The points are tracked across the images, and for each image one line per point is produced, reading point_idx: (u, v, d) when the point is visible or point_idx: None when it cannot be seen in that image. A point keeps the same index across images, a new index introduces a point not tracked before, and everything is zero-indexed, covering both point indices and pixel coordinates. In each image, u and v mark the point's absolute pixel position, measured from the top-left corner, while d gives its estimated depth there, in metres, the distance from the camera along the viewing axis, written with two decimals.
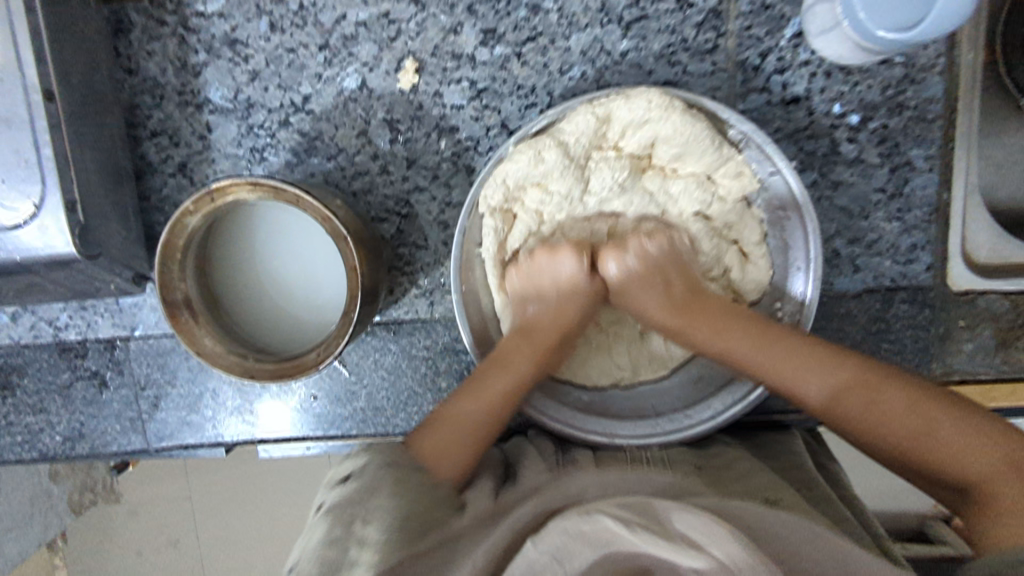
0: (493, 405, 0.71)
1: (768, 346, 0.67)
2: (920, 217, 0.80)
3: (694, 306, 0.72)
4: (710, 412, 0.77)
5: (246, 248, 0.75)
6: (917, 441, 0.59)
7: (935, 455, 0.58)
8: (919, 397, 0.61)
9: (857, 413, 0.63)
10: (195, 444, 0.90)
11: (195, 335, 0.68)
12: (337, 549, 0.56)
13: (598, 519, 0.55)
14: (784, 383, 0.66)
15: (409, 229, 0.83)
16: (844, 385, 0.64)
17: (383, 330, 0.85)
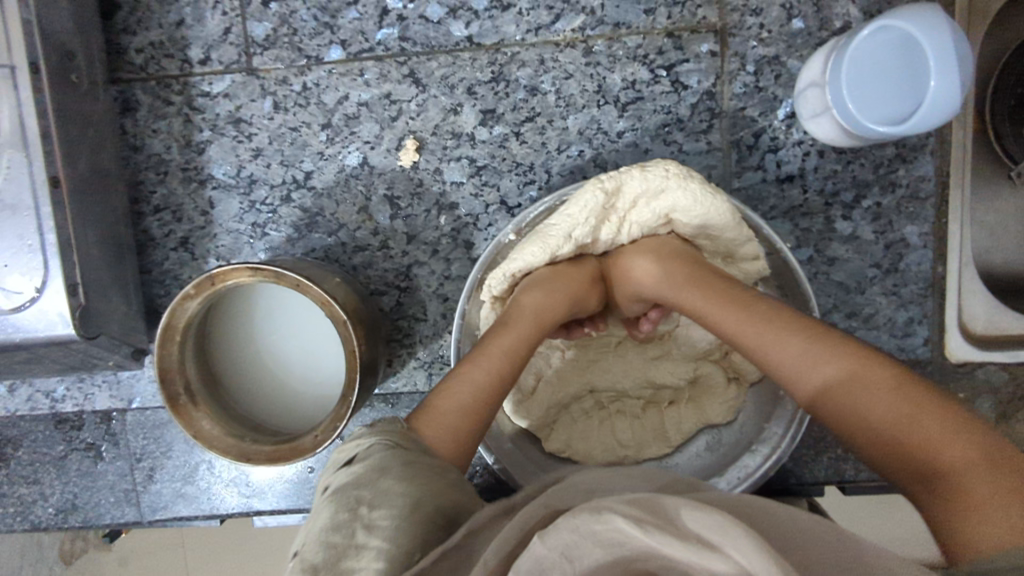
0: (507, 368, 0.67)
1: (792, 344, 0.58)
2: (916, 292, 0.80)
3: (720, 293, 0.65)
4: (713, 493, 0.76)
5: (246, 326, 0.76)
6: (888, 439, 0.51)
7: (913, 441, 0.49)
8: (887, 376, 0.53)
9: (858, 405, 0.53)
10: (191, 516, 0.89)
11: (194, 418, 0.68)
12: (342, 533, 0.46)
13: (612, 518, 0.39)
14: (765, 349, 0.59)
15: (408, 302, 0.83)
16: (824, 360, 0.55)
17: (381, 403, 0.85)
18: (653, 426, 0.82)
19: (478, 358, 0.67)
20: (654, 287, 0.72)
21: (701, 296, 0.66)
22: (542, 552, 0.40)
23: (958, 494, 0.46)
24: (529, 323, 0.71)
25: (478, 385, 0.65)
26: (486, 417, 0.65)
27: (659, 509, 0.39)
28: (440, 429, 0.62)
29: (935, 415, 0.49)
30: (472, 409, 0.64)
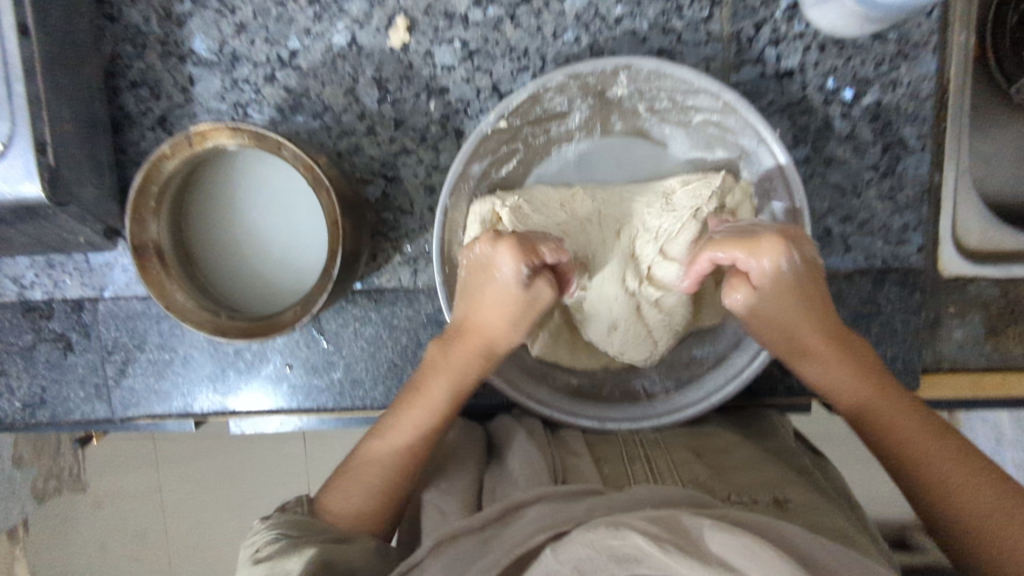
0: (425, 429, 0.68)
1: (841, 369, 0.64)
2: (912, 197, 0.79)
3: (829, 320, 0.65)
4: (700, 394, 0.75)
5: (223, 202, 0.72)
6: (970, 509, 0.54)
7: (964, 488, 0.55)
8: (940, 457, 0.57)
9: (903, 433, 0.60)
10: (164, 413, 0.86)
11: (167, 288, 0.66)
12: None
13: (630, 535, 0.41)
14: (829, 377, 0.64)
15: (394, 192, 0.80)
16: (877, 402, 0.62)
17: (363, 299, 0.83)
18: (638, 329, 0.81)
19: (388, 428, 0.69)
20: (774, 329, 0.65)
21: (831, 341, 0.64)
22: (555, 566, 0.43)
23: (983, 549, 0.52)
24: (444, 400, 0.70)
25: (400, 447, 0.68)
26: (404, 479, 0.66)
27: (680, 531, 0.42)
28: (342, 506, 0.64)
29: (1012, 516, 0.52)
30: (398, 465, 0.67)
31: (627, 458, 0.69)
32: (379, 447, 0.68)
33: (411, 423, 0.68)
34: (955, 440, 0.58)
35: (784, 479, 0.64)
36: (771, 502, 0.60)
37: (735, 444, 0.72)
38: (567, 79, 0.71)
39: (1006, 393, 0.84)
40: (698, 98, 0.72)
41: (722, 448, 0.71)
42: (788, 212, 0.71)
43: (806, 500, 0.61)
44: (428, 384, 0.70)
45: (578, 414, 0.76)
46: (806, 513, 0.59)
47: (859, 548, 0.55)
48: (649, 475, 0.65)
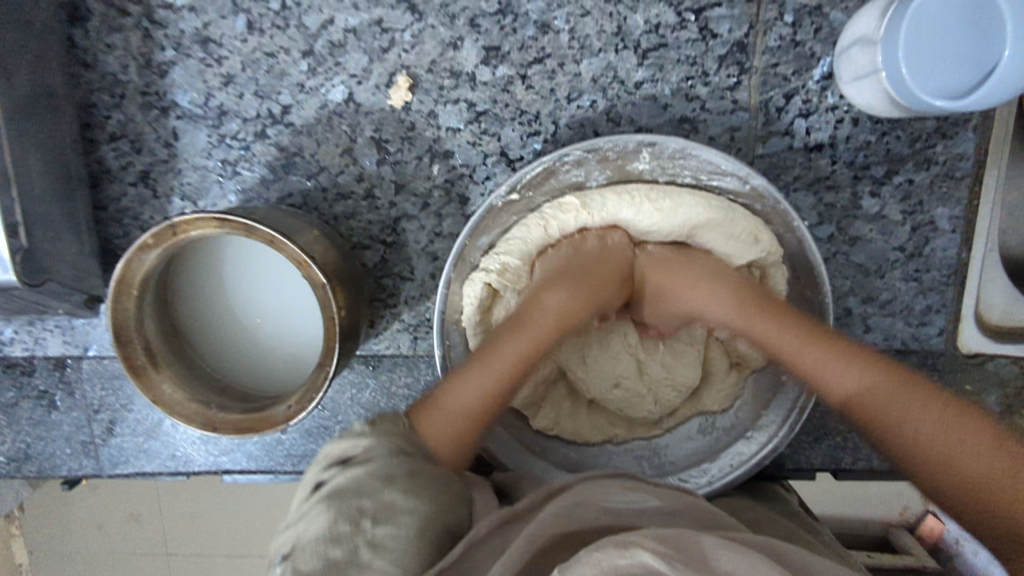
0: (494, 394, 0.61)
1: (810, 343, 0.58)
2: (939, 278, 0.75)
3: (745, 297, 0.64)
4: (704, 478, 0.72)
5: (213, 277, 0.68)
6: (976, 445, 0.48)
7: (977, 459, 0.48)
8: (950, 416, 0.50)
9: (889, 410, 0.53)
10: (154, 472, 0.84)
11: (154, 382, 0.62)
12: (343, 546, 0.44)
13: (638, 553, 0.37)
14: (810, 369, 0.58)
15: (394, 258, 0.76)
16: (850, 359, 0.56)
17: (361, 365, 0.79)
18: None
19: (495, 348, 0.63)
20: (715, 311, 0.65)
21: (766, 321, 0.61)
22: None
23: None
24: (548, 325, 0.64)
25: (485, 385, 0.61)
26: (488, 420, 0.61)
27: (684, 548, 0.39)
28: (434, 425, 0.58)
29: (1017, 459, 0.47)
30: (473, 414, 0.61)
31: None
32: (466, 381, 0.61)
33: (513, 354, 0.63)
34: (931, 390, 0.53)
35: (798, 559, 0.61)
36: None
37: (748, 507, 0.69)
38: (585, 153, 0.66)
39: None
40: (722, 180, 0.68)
41: (733, 512, 0.68)
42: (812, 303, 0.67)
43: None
44: (524, 325, 0.64)
45: None
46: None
47: None
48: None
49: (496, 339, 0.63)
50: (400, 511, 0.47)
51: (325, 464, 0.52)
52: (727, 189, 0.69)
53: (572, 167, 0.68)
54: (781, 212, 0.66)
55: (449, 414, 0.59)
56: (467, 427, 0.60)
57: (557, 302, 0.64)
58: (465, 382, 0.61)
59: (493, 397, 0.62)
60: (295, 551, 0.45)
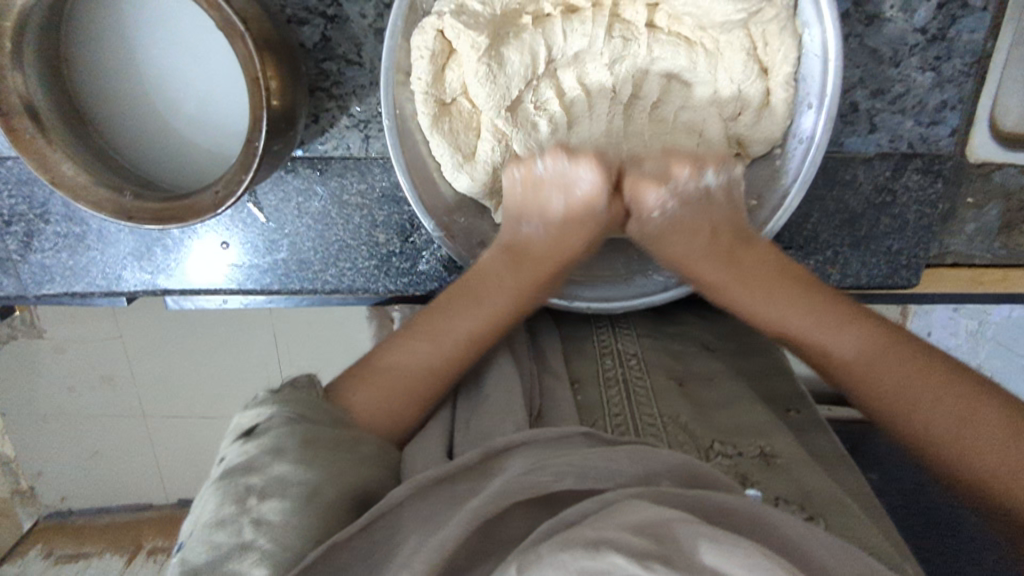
0: (448, 352, 0.58)
1: (830, 326, 0.54)
2: (959, 68, 0.66)
3: (787, 275, 0.57)
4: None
5: (117, 42, 0.57)
6: (955, 441, 0.46)
7: (969, 446, 0.46)
8: (954, 397, 0.48)
9: (883, 386, 0.50)
10: (84, 291, 0.76)
11: (49, 158, 0.52)
12: (227, 530, 0.39)
13: (610, 555, 0.30)
14: (810, 343, 0.55)
15: (337, 35, 0.64)
16: (861, 342, 0.52)
17: (306, 168, 0.70)
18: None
19: (436, 335, 0.58)
20: (688, 249, 0.59)
21: (764, 292, 0.57)
22: None
23: (1002, 498, 0.44)
24: (508, 301, 0.60)
25: (428, 365, 0.57)
26: (450, 372, 0.58)
27: (672, 540, 0.32)
28: (360, 397, 0.54)
29: (984, 424, 0.46)
30: (416, 391, 0.56)
31: (603, 381, 0.61)
32: (410, 348, 0.58)
33: (451, 329, 0.59)
34: (939, 372, 0.49)
35: (774, 422, 0.57)
36: (757, 455, 0.53)
37: (721, 374, 0.64)
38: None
39: (1004, 288, 0.79)
40: None
41: (706, 376, 0.63)
42: (819, 77, 0.57)
43: (796, 451, 0.54)
44: (469, 288, 0.61)
45: None
46: (792, 470, 0.52)
47: (850, 527, 0.47)
48: (626, 404, 0.58)
49: (438, 305, 0.61)
50: (294, 488, 0.42)
51: (231, 439, 0.47)
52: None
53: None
54: None
55: (380, 387, 0.56)
56: (410, 409, 0.56)
57: (507, 279, 0.60)
58: (404, 351, 0.58)
59: (431, 367, 0.57)
60: (186, 543, 0.39)
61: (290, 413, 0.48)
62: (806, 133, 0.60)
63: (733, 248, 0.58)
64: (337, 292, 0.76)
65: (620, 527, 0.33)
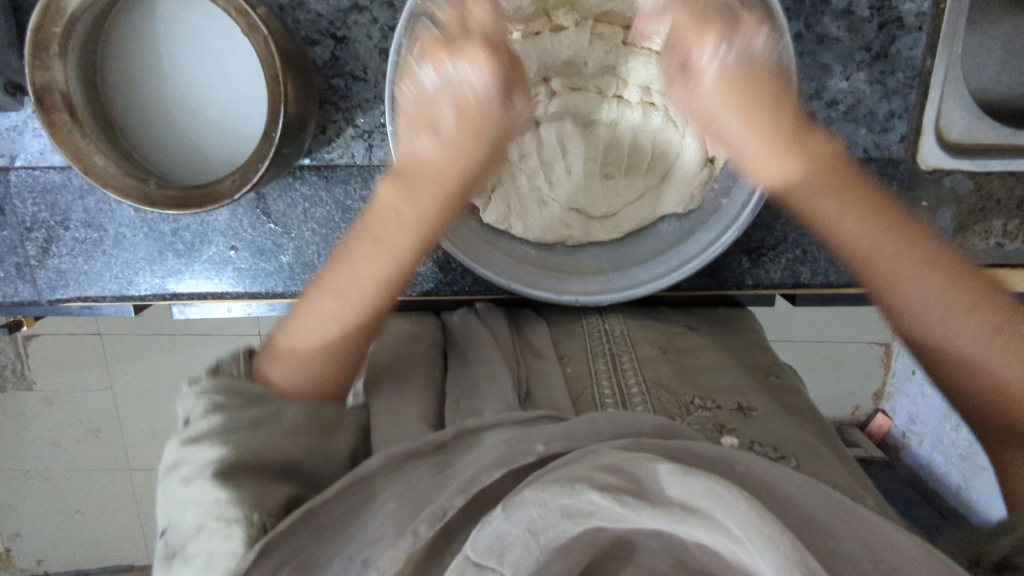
0: (360, 294, 0.58)
1: (899, 245, 0.57)
2: (902, 81, 0.74)
3: (835, 164, 0.59)
4: (662, 268, 0.68)
5: (147, 51, 0.63)
6: (1017, 372, 0.53)
7: (1003, 377, 0.54)
8: (985, 336, 0.54)
9: (937, 320, 0.56)
10: (96, 296, 0.79)
11: (83, 150, 0.58)
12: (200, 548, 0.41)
13: (583, 491, 0.34)
14: (886, 278, 0.58)
15: (346, 55, 0.72)
16: (906, 249, 0.57)
17: (313, 175, 0.76)
18: (609, 194, 0.73)
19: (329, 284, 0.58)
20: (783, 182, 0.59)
21: (864, 226, 0.58)
22: (506, 529, 0.35)
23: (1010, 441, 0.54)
24: (411, 236, 0.57)
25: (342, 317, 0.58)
26: (354, 352, 0.60)
27: (638, 477, 0.35)
28: (286, 372, 0.57)
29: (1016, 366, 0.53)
30: (336, 347, 0.59)
31: (591, 356, 0.67)
32: (311, 310, 0.59)
33: (364, 297, 0.58)
34: (985, 311, 0.55)
35: (748, 386, 0.64)
36: (734, 408, 0.60)
37: (702, 349, 0.70)
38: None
39: None
40: None
41: (688, 351, 0.70)
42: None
43: (769, 410, 0.60)
44: (361, 252, 0.57)
45: (537, 288, 0.68)
46: (764, 420, 0.59)
47: (818, 461, 0.54)
48: (612, 375, 0.64)
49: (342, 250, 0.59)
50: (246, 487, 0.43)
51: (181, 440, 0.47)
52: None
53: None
54: None
55: (297, 355, 0.57)
56: (330, 362, 0.58)
57: (402, 201, 0.56)
58: (313, 316, 0.58)
59: (350, 326, 0.59)
60: (178, 551, 0.42)
61: (212, 403, 0.48)
62: None
63: (834, 180, 0.58)
64: None
65: (588, 467, 0.36)
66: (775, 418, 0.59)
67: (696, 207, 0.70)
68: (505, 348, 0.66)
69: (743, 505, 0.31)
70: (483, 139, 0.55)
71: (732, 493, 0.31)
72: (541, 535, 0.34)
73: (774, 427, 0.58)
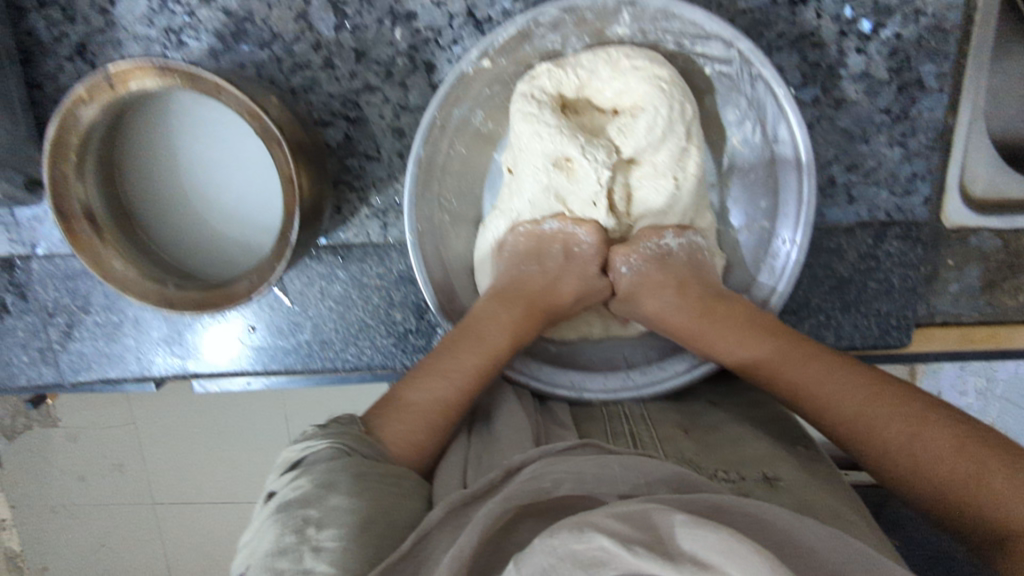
0: (456, 397, 0.59)
1: (824, 374, 0.55)
2: (924, 142, 0.73)
3: (702, 303, 0.63)
4: (681, 365, 0.71)
5: (163, 148, 0.64)
6: (957, 475, 0.46)
7: (976, 480, 0.45)
8: (926, 426, 0.48)
9: (855, 416, 0.52)
10: (119, 377, 0.80)
11: (102, 256, 0.58)
12: (289, 558, 0.41)
13: (593, 536, 0.35)
14: (789, 380, 0.56)
15: (359, 135, 0.72)
16: (807, 373, 0.55)
17: (329, 254, 0.76)
18: None
19: (450, 365, 0.60)
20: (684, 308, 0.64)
21: (731, 327, 0.61)
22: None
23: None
24: (505, 342, 0.63)
25: (448, 396, 0.59)
26: (451, 426, 0.59)
27: (653, 530, 0.36)
28: (392, 429, 0.55)
29: (972, 455, 0.46)
30: (438, 423, 0.58)
31: (612, 428, 0.65)
32: (431, 388, 0.58)
33: (474, 368, 0.60)
34: (913, 406, 0.50)
35: (774, 455, 0.61)
36: (760, 478, 0.57)
37: (726, 420, 0.68)
38: (561, 15, 0.62)
39: (994, 345, 0.82)
40: (708, 45, 0.64)
41: (711, 424, 0.67)
42: (791, 174, 0.65)
43: (796, 479, 0.57)
44: (487, 335, 0.62)
45: (558, 385, 0.70)
46: (795, 490, 0.56)
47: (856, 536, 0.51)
48: (634, 441, 0.62)
49: (450, 345, 0.62)
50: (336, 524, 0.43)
51: (279, 476, 0.49)
52: (713, 58, 0.65)
53: (547, 31, 0.64)
54: (766, 79, 0.61)
55: (414, 420, 0.56)
56: (430, 439, 0.57)
57: (501, 325, 0.63)
58: (429, 390, 0.58)
59: (458, 411, 0.59)
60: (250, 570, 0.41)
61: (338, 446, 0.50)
62: (789, 233, 0.66)
63: (714, 300, 0.63)
64: (358, 369, 0.80)
65: (603, 518, 0.37)
66: (811, 492, 0.56)
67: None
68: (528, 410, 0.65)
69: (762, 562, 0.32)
70: (535, 305, 0.66)
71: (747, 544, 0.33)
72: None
73: (809, 500, 0.55)
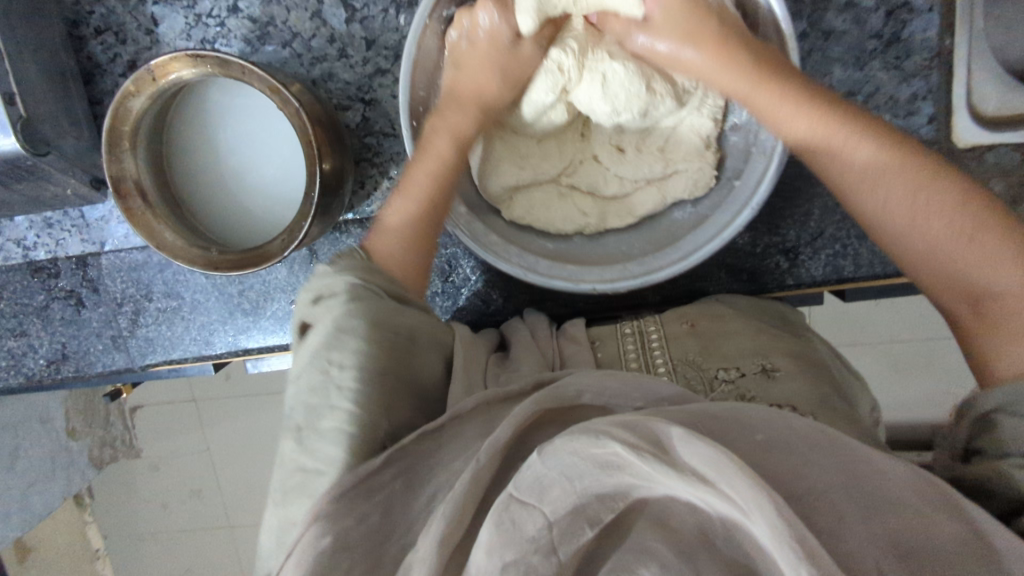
0: (421, 203, 0.64)
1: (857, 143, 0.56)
2: (921, 63, 0.74)
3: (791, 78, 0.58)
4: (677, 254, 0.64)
5: (202, 133, 0.72)
6: (962, 236, 0.53)
7: (973, 237, 0.52)
8: (968, 221, 0.53)
9: (909, 210, 0.55)
10: (180, 358, 0.88)
11: (155, 229, 0.66)
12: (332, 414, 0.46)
13: (609, 444, 0.34)
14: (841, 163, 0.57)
15: (376, 114, 0.78)
16: (862, 158, 0.56)
17: (356, 227, 0.82)
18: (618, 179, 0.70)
19: (417, 168, 0.64)
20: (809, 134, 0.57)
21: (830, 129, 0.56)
22: (542, 472, 0.36)
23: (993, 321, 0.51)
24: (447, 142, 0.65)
25: (415, 202, 0.64)
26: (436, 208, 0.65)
27: (655, 436, 0.35)
28: (391, 249, 0.63)
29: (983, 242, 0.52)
30: (410, 235, 0.64)
31: (623, 334, 0.71)
32: (413, 184, 0.64)
33: (427, 165, 0.64)
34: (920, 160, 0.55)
35: (776, 341, 0.67)
36: (758, 369, 0.63)
37: (735, 313, 0.71)
38: None
39: None
40: None
41: (718, 313, 0.71)
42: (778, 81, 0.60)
43: (794, 368, 0.64)
44: (432, 138, 0.64)
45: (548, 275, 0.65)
46: (789, 380, 0.62)
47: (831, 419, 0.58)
48: (640, 349, 0.69)
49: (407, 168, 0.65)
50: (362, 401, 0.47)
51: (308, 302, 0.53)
52: None
53: None
54: None
55: (394, 234, 0.64)
56: (412, 241, 0.64)
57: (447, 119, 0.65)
58: (406, 187, 0.65)
59: (429, 203, 0.65)
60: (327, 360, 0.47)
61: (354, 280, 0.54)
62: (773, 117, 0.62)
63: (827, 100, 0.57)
64: None
65: (608, 423, 0.36)
66: (799, 380, 0.62)
67: (704, 195, 0.68)
68: (543, 339, 0.70)
69: (749, 476, 0.30)
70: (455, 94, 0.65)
71: (737, 468, 0.31)
72: (577, 482, 0.36)
73: (784, 375, 0.63)
